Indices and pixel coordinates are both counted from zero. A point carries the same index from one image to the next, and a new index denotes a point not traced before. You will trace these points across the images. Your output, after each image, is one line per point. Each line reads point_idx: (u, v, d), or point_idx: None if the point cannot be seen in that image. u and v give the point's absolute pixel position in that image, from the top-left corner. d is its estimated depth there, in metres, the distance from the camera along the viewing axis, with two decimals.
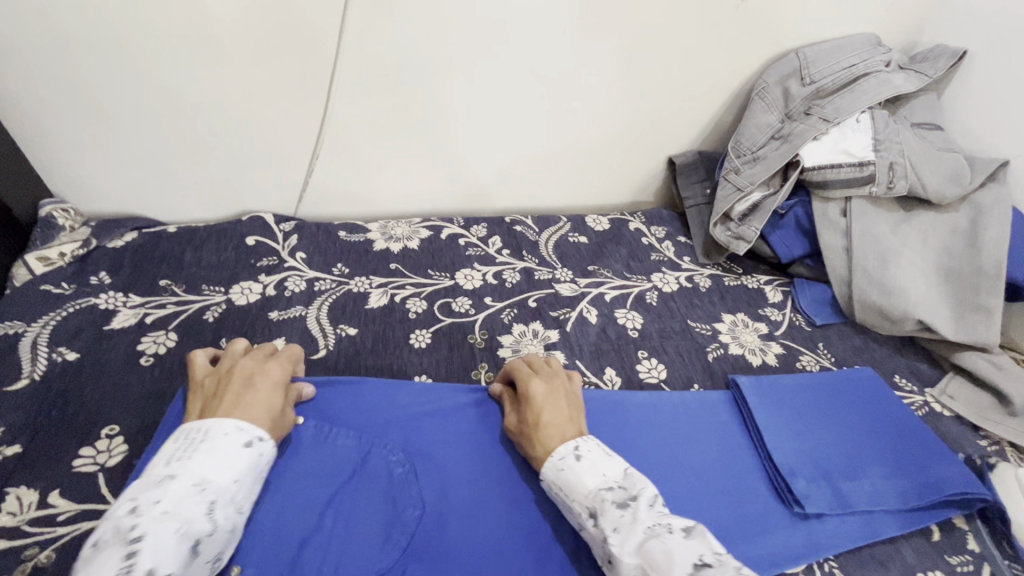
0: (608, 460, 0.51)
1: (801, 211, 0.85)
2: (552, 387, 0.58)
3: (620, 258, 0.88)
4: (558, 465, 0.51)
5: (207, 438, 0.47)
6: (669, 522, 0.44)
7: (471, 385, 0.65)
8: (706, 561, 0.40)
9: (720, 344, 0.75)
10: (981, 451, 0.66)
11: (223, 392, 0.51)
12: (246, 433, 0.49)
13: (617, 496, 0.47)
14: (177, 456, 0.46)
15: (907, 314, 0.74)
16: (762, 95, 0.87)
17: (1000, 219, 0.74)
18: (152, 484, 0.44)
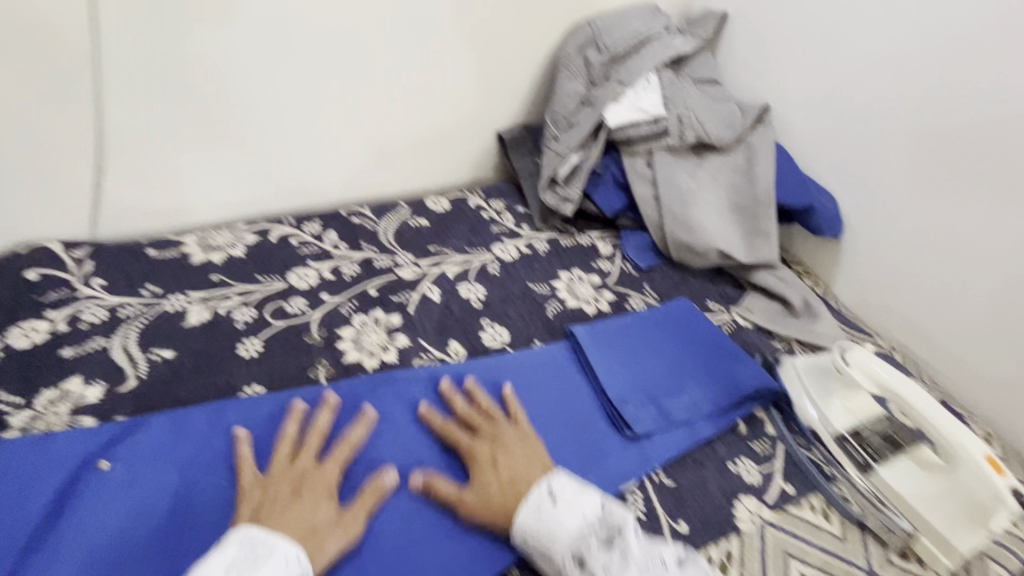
0: (583, 493, 0.53)
1: (615, 168, 0.93)
2: (500, 444, 0.57)
3: (461, 235, 0.90)
4: (536, 513, 0.52)
5: (269, 560, 0.45)
6: (660, 556, 0.48)
7: (310, 386, 0.63)
8: None
9: (558, 301, 0.81)
10: (773, 351, 0.78)
11: (278, 506, 0.50)
12: (301, 565, 0.46)
13: (603, 536, 0.49)
14: (238, 565, 0.44)
15: (709, 246, 0.85)
16: (566, 65, 0.93)
17: (766, 155, 0.87)
18: None
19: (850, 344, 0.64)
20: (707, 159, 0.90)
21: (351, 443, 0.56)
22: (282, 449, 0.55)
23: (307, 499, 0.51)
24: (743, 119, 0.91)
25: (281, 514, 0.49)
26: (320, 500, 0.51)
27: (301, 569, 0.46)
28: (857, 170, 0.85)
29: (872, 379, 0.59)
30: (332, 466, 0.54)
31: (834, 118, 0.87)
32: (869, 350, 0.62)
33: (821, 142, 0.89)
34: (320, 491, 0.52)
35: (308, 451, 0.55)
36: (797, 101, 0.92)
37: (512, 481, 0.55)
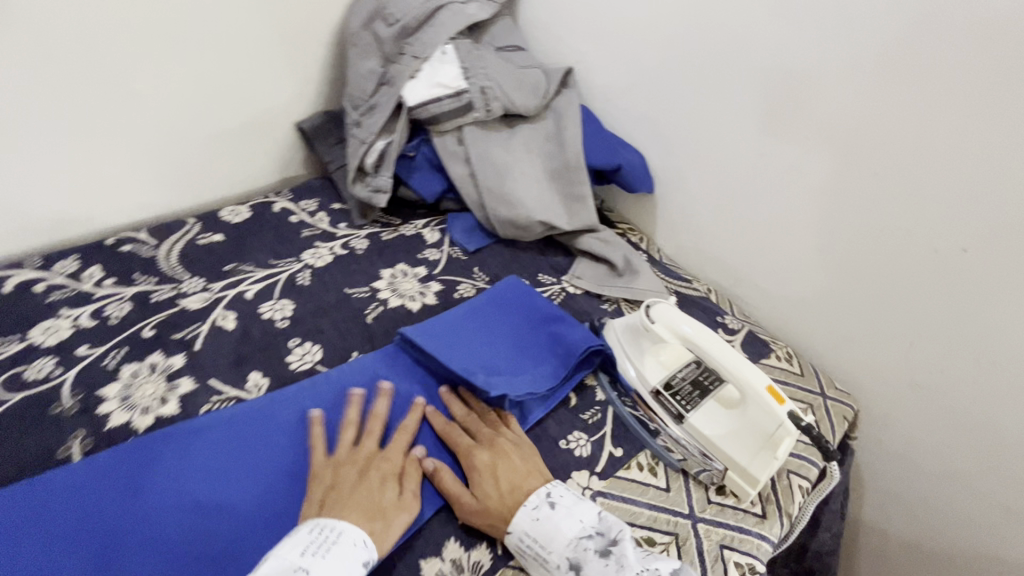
0: (581, 503, 0.53)
1: (426, 150, 0.88)
2: (498, 450, 0.57)
3: (264, 246, 0.80)
4: (534, 516, 0.52)
5: (339, 543, 0.46)
6: (656, 567, 0.48)
7: (58, 467, 0.52)
8: None
9: (379, 302, 0.75)
10: (602, 314, 0.79)
11: (348, 491, 0.51)
12: (370, 548, 0.47)
13: (600, 545, 0.50)
14: (312, 550, 0.45)
15: (530, 219, 0.83)
16: (355, 43, 0.86)
17: (573, 119, 0.87)
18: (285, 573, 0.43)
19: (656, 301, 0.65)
20: (518, 129, 0.88)
21: (381, 418, 0.58)
22: (350, 431, 0.57)
23: (376, 479, 0.53)
24: (548, 84, 0.89)
25: (352, 493, 0.51)
26: (387, 482, 0.53)
27: (370, 553, 0.47)
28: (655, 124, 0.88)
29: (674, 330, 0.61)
30: (394, 449, 0.56)
31: (627, 76, 0.89)
32: (672, 304, 0.64)
33: (622, 100, 0.92)
34: (388, 473, 0.54)
35: (373, 435, 0.57)
36: (594, 61, 0.93)
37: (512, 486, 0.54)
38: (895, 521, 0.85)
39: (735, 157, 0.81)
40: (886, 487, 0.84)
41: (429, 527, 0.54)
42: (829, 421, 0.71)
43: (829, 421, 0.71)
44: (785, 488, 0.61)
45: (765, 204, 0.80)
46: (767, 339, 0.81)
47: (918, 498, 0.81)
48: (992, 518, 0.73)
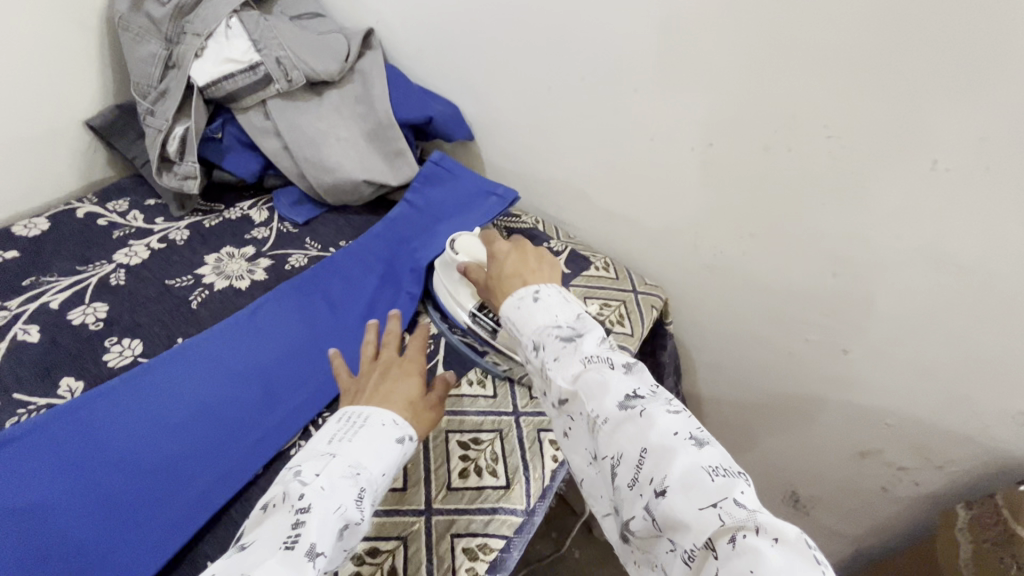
0: (567, 305, 0.54)
1: (235, 130, 0.86)
2: (517, 248, 0.62)
3: (68, 254, 0.76)
4: (516, 306, 0.55)
5: (368, 425, 0.48)
6: (610, 359, 0.48)
7: None
8: (640, 394, 0.46)
9: (205, 287, 0.74)
10: None
11: (373, 386, 0.53)
12: (399, 429, 0.49)
13: (566, 334, 0.51)
14: (340, 437, 0.47)
15: (353, 181, 0.85)
16: (127, 27, 0.81)
17: (378, 78, 0.89)
18: (316, 457, 0.46)
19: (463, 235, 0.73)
20: (327, 97, 0.88)
21: (395, 335, 0.58)
22: (371, 344, 0.57)
23: (397, 378, 0.54)
24: (349, 47, 0.90)
25: (372, 395, 0.52)
26: (410, 380, 0.54)
27: (399, 431, 0.49)
28: (460, 75, 0.93)
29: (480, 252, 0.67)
30: (414, 350, 0.56)
31: (423, 31, 0.93)
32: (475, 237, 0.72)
33: (425, 54, 0.95)
34: (411, 370, 0.54)
35: (391, 346, 0.57)
36: (391, 20, 0.95)
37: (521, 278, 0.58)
38: (723, 386, 1.01)
39: (532, 93, 0.88)
40: (711, 361, 0.99)
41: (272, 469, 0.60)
42: (639, 312, 0.82)
43: (640, 312, 0.82)
44: None
45: (564, 133, 0.88)
46: (588, 254, 0.90)
47: (733, 362, 0.96)
48: (780, 361, 0.90)
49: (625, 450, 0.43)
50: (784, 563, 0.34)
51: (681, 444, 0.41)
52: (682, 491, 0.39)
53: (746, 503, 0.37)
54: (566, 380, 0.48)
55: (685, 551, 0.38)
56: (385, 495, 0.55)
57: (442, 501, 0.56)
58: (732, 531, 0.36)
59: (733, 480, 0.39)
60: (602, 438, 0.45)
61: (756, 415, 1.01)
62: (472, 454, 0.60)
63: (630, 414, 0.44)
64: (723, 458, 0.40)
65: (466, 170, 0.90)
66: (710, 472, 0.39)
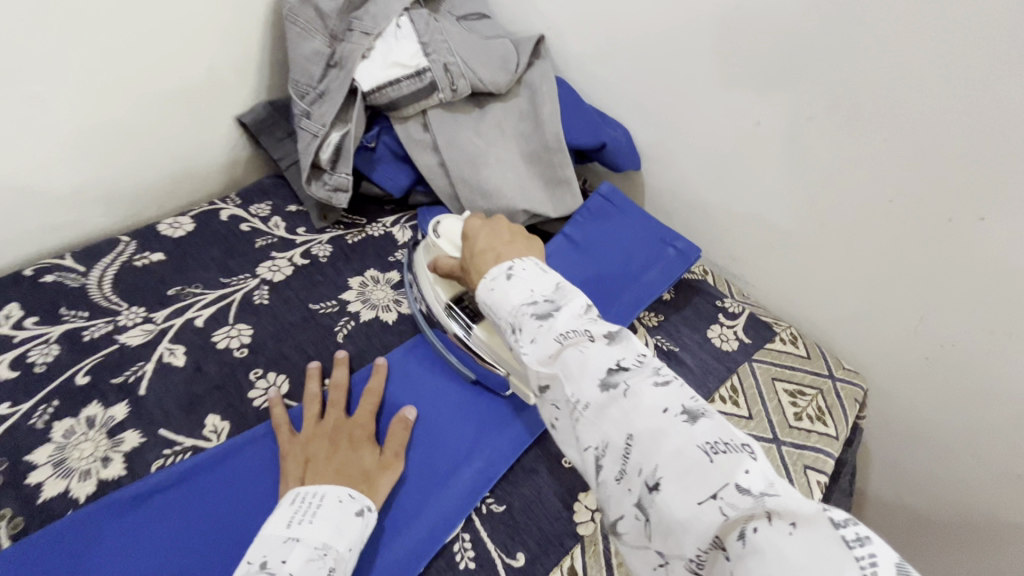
0: (542, 276, 0.48)
1: (389, 139, 0.78)
2: (483, 225, 0.57)
3: (213, 262, 0.70)
4: (489, 288, 0.49)
5: (324, 506, 0.46)
6: (589, 328, 0.41)
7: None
8: (625, 365, 0.39)
9: (350, 317, 0.67)
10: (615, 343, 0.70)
11: (318, 455, 0.51)
12: (356, 501, 0.48)
13: (538, 308, 0.44)
14: (298, 518, 0.45)
15: (512, 209, 0.75)
16: (294, 19, 0.75)
17: (549, 93, 0.78)
18: (276, 543, 0.43)
19: (448, 217, 0.64)
20: (489, 110, 0.79)
21: (342, 386, 0.58)
22: (315, 403, 0.56)
23: (347, 449, 0.52)
24: (519, 56, 0.80)
25: (326, 466, 0.50)
26: (362, 446, 0.53)
27: (358, 504, 0.48)
28: (639, 97, 0.82)
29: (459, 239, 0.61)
30: (363, 414, 0.55)
31: (605, 43, 0.81)
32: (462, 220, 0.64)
33: (601, 69, 0.84)
34: (360, 437, 0.53)
35: (337, 405, 0.56)
36: (566, 28, 0.84)
37: (488, 246, 0.54)
38: (903, 491, 0.84)
39: (729, 128, 0.74)
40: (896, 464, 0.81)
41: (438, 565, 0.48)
42: (841, 406, 0.67)
43: (842, 408, 0.67)
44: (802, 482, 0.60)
45: (762, 179, 0.74)
46: (770, 321, 0.76)
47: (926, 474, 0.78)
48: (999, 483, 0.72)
49: (610, 437, 0.37)
50: (804, 553, 0.28)
51: (673, 424, 0.35)
52: (677, 480, 0.33)
53: (750, 487, 0.31)
54: (542, 360, 0.42)
55: (684, 559, 0.32)
56: None
57: None
58: (740, 523, 0.30)
59: (737, 459, 0.32)
60: (583, 429, 0.38)
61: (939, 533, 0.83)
62: None
63: (612, 395, 0.37)
64: (724, 430, 0.34)
65: (640, 211, 0.78)
66: (707, 450, 0.33)
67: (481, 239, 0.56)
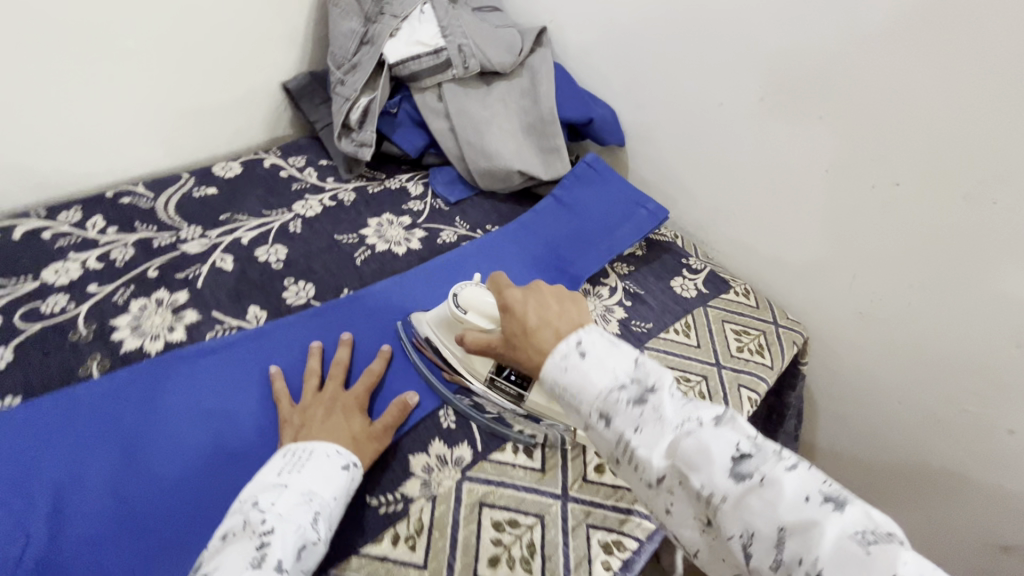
0: (616, 352, 0.48)
1: (408, 107, 0.92)
2: (529, 292, 0.55)
3: (256, 198, 0.84)
4: (561, 367, 0.47)
5: (312, 458, 0.50)
6: (697, 415, 0.43)
7: (101, 377, 0.58)
8: (745, 450, 0.40)
9: (367, 247, 0.80)
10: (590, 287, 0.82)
11: (311, 421, 0.55)
12: (344, 457, 0.51)
13: (633, 394, 0.45)
14: (288, 468, 0.49)
15: (509, 169, 0.88)
16: (336, 3, 0.89)
17: (547, 74, 0.92)
18: (267, 489, 0.47)
19: (466, 286, 0.64)
20: (495, 87, 0.93)
21: (342, 362, 0.63)
22: (314, 376, 0.61)
23: (341, 416, 0.56)
24: (523, 42, 0.94)
25: (318, 427, 0.54)
26: (354, 415, 0.57)
27: (344, 457, 0.51)
28: (625, 82, 0.95)
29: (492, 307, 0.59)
30: (359, 388, 0.60)
31: (597, 35, 0.95)
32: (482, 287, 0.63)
33: (594, 58, 0.97)
34: (352, 407, 0.57)
35: (335, 378, 0.61)
36: (566, 22, 0.98)
37: (542, 321, 0.51)
38: (846, 442, 0.94)
39: (698, 108, 0.87)
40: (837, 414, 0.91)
41: (424, 423, 0.60)
42: (780, 345, 0.79)
43: (780, 346, 0.79)
44: (737, 397, 0.71)
45: (724, 153, 0.87)
46: (727, 277, 0.87)
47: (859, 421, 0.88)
48: (922, 427, 0.82)
49: (757, 528, 0.37)
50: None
51: (820, 513, 0.36)
52: (842, 572, 0.34)
53: (911, 573, 0.32)
54: (660, 457, 0.42)
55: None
56: (525, 472, 0.57)
57: (578, 490, 0.57)
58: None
59: (891, 548, 0.33)
60: (724, 521, 0.39)
61: (875, 481, 0.93)
62: None
63: (748, 485, 0.38)
64: (867, 517, 0.35)
65: (619, 178, 0.90)
66: (862, 542, 0.34)
67: (530, 311, 0.52)
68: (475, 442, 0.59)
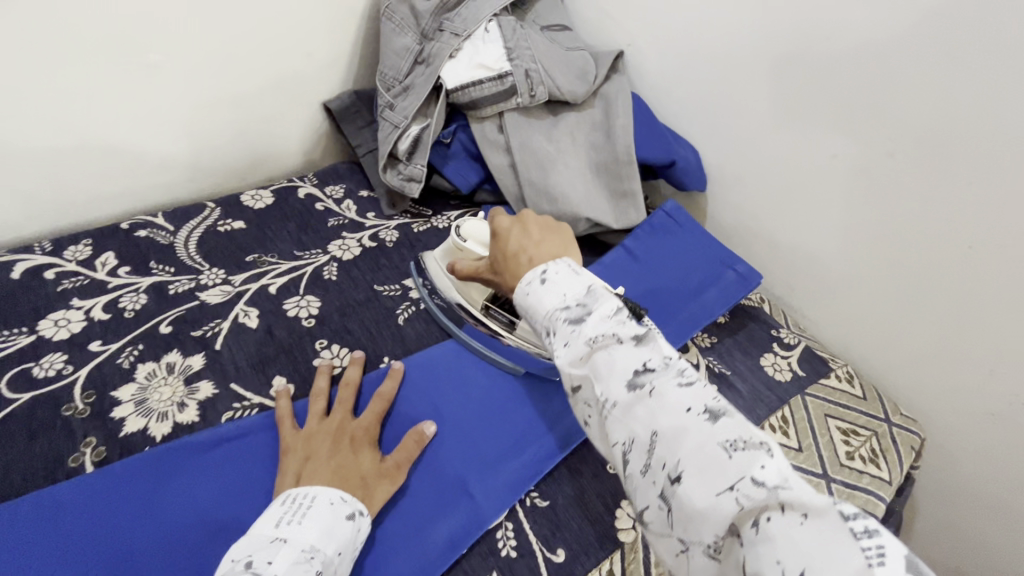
0: (576, 279, 0.46)
1: (463, 136, 0.81)
2: (518, 222, 0.55)
3: (288, 235, 0.74)
4: (525, 292, 0.47)
5: (315, 507, 0.44)
6: (618, 330, 0.40)
7: (119, 461, 0.49)
8: (650, 365, 0.38)
9: (412, 301, 0.69)
10: None
11: (318, 454, 0.50)
12: (348, 504, 0.46)
13: (573, 313, 0.43)
14: (288, 518, 0.43)
15: (575, 216, 0.76)
16: (390, 16, 0.78)
17: (624, 107, 0.80)
18: (264, 543, 0.42)
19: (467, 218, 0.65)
20: (563, 118, 0.81)
21: (352, 384, 0.57)
22: (321, 400, 0.55)
23: (349, 449, 0.51)
24: (597, 69, 0.82)
25: (325, 463, 0.49)
26: (363, 451, 0.51)
27: (349, 506, 0.46)
28: (713, 119, 0.82)
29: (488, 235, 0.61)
30: (369, 417, 0.54)
31: (683, 64, 0.82)
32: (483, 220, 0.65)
33: (678, 89, 0.85)
34: (362, 440, 0.52)
35: (344, 404, 0.55)
36: (647, 46, 0.86)
37: (520, 249, 0.52)
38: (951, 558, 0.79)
39: (802, 159, 0.74)
40: (943, 530, 0.76)
41: (475, 555, 0.49)
42: (896, 451, 0.66)
43: (897, 452, 0.66)
44: None
45: (829, 214, 0.73)
46: (826, 357, 0.74)
47: (975, 544, 0.73)
48: None
49: (635, 434, 0.36)
50: (818, 544, 0.28)
51: (695, 423, 0.34)
52: (696, 474, 0.33)
53: (765, 480, 0.31)
54: (575, 366, 0.41)
55: (703, 547, 0.32)
56: None
57: None
58: (756, 513, 0.30)
59: (755, 455, 0.32)
60: (611, 424, 0.38)
61: None
62: None
63: (638, 395, 0.37)
64: (744, 428, 0.33)
65: (702, 231, 0.79)
66: (726, 448, 0.32)
67: (512, 237, 0.54)
68: None
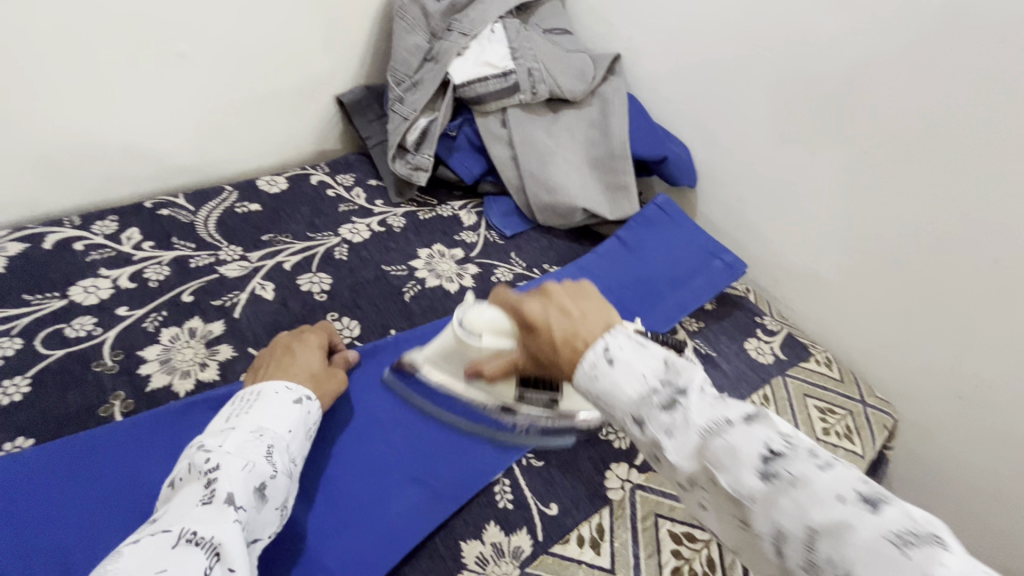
0: (645, 352, 0.39)
1: (468, 130, 0.86)
2: (551, 300, 0.44)
3: (301, 218, 0.78)
4: (590, 375, 0.40)
5: (261, 398, 0.49)
6: (724, 413, 0.35)
7: (147, 412, 0.53)
8: (775, 449, 0.32)
9: (417, 281, 0.73)
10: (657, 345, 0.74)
11: (267, 362, 0.55)
12: (295, 391, 0.51)
13: (664, 398, 0.37)
14: (235, 414, 0.47)
15: (572, 206, 0.81)
16: (402, 16, 0.83)
17: (619, 106, 0.85)
18: (214, 432, 0.45)
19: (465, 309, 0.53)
20: (563, 115, 0.86)
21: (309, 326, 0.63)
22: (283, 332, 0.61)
23: (294, 352, 0.56)
24: (596, 69, 0.87)
25: (271, 367, 0.54)
26: (309, 353, 0.56)
27: (295, 392, 0.51)
28: (703, 119, 0.87)
29: (496, 324, 0.50)
30: (313, 333, 0.59)
31: (676, 67, 0.88)
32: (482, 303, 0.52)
33: (671, 91, 0.90)
34: (309, 345, 0.57)
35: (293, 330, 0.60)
36: (644, 50, 0.91)
37: (569, 332, 0.41)
38: None
39: (784, 156, 0.79)
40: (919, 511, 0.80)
41: (474, 507, 0.53)
42: (869, 429, 0.70)
43: (870, 429, 0.70)
44: None
45: (809, 208, 0.78)
46: (807, 343, 0.79)
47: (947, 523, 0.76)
48: None
49: (785, 530, 0.31)
50: None
51: (853, 515, 0.29)
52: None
53: None
54: (685, 460, 0.35)
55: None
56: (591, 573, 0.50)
57: None
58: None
59: (932, 552, 0.27)
60: (752, 522, 0.32)
61: None
62: (686, 552, 0.53)
63: (777, 486, 0.31)
64: (911, 518, 0.28)
65: (692, 223, 0.83)
66: (900, 545, 0.27)
67: (552, 322, 0.43)
68: (536, 529, 0.52)
